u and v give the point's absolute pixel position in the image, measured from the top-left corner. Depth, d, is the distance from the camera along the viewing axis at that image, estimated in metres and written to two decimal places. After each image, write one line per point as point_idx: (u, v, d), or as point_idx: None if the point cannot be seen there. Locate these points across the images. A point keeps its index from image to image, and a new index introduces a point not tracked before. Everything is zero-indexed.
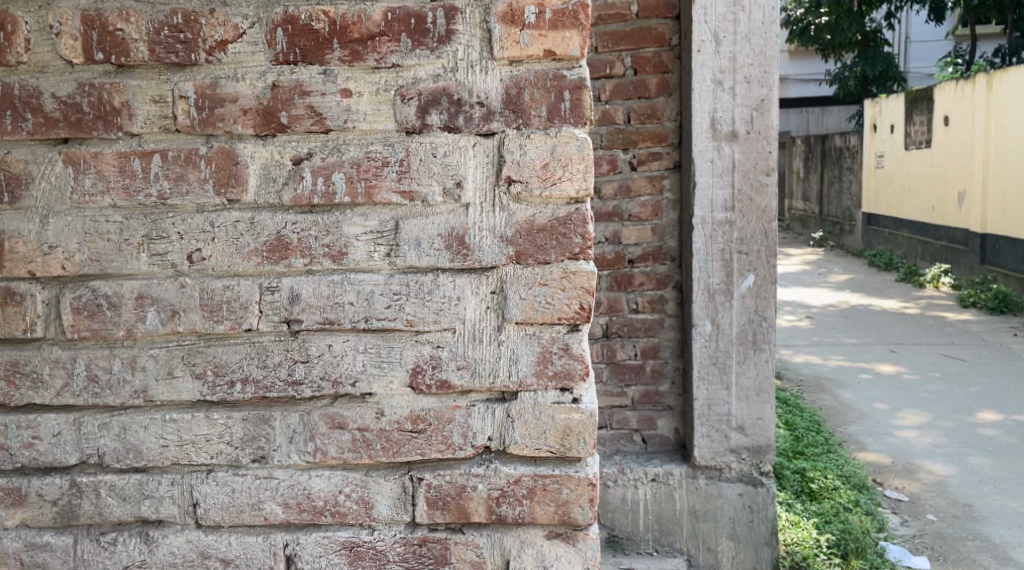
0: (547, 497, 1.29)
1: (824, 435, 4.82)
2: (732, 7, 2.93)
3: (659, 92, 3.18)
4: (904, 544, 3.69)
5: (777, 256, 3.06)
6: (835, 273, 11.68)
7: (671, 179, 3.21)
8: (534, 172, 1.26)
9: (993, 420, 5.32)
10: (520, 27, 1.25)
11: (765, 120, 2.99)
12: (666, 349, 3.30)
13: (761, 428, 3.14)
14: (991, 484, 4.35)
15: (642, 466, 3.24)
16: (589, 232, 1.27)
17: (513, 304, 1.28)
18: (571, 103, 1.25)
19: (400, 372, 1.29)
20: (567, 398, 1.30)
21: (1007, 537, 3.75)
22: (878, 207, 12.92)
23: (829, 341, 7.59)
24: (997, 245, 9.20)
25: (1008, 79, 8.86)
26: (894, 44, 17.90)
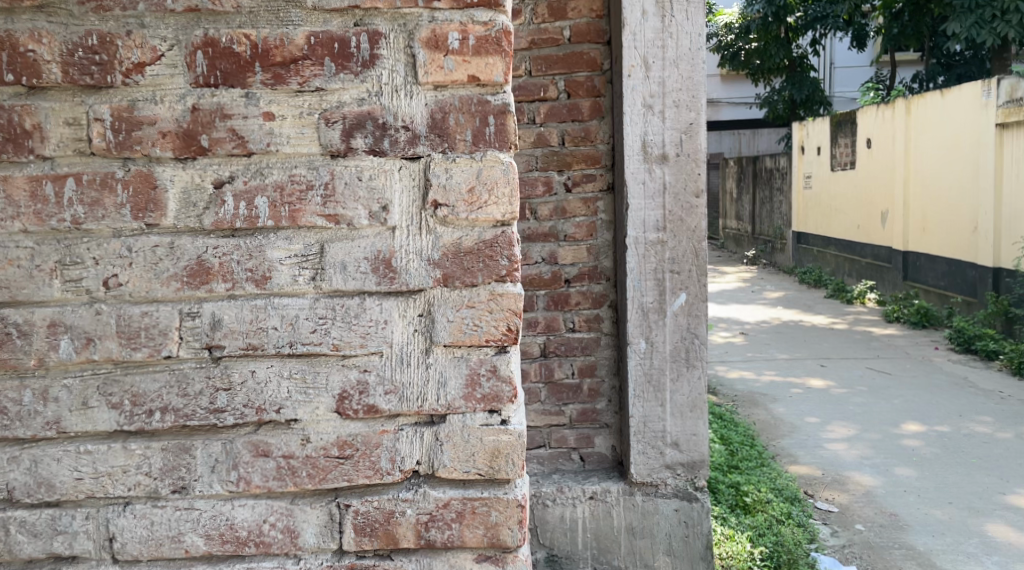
0: (477, 520, 1.29)
1: (757, 450, 4.93)
2: (661, 33, 3.01)
3: (592, 116, 3.23)
4: (834, 554, 3.79)
5: (708, 275, 3.13)
6: (767, 290, 11.99)
7: (605, 200, 3.26)
8: (460, 196, 1.27)
9: (916, 431, 5.51)
10: (444, 52, 1.26)
11: (694, 142, 3.07)
12: (603, 367, 3.33)
13: (695, 444, 3.21)
14: (916, 494, 4.50)
15: (580, 484, 3.26)
16: (515, 255, 1.28)
17: (441, 326, 1.28)
18: (496, 128, 1.27)
19: (326, 399, 1.27)
20: (495, 420, 1.30)
21: (930, 545, 3.87)
22: (807, 226, 13.34)
23: (762, 356, 7.78)
24: (918, 263, 9.60)
25: (927, 103, 9.28)
26: (819, 69, 18.64)
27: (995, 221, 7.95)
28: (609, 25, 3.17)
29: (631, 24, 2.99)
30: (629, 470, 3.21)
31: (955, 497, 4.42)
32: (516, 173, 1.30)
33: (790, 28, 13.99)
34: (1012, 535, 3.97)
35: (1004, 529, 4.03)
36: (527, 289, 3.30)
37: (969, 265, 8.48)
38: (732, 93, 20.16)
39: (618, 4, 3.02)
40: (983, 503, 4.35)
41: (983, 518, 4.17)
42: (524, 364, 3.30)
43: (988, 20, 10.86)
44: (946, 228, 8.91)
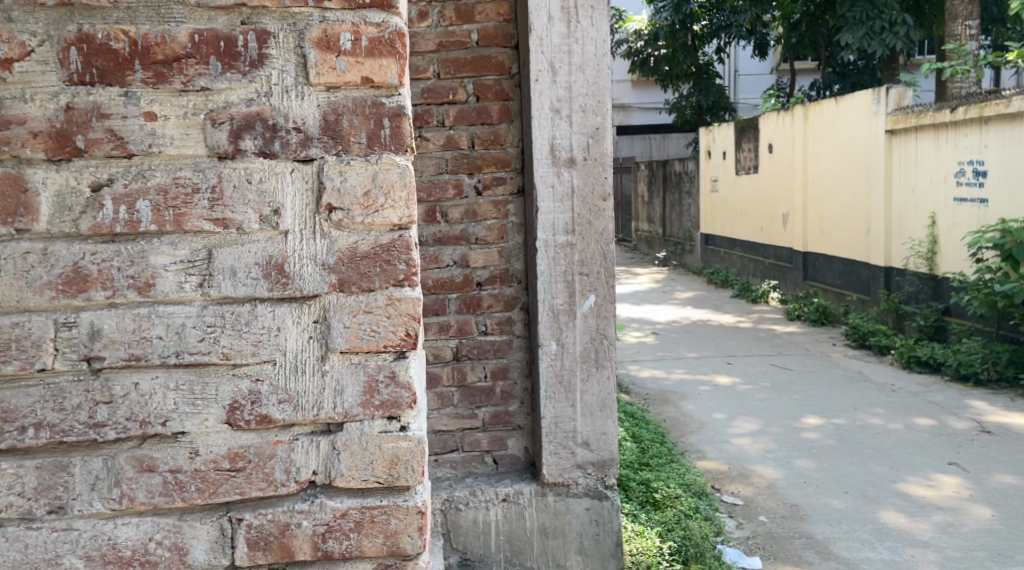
0: (375, 528, 1.27)
1: (667, 447, 5.04)
2: (567, 38, 3.04)
3: (501, 119, 3.23)
4: (739, 546, 3.91)
5: (616, 277, 3.18)
6: (677, 290, 12.28)
7: (515, 203, 3.27)
8: (355, 200, 1.25)
9: (815, 424, 5.74)
10: (336, 53, 1.23)
11: (601, 147, 3.12)
12: (515, 369, 3.33)
13: (605, 443, 3.25)
14: (815, 484, 4.68)
15: (493, 487, 3.25)
16: (413, 259, 1.27)
17: (337, 333, 1.25)
18: (392, 130, 1.25)
19: (216, 409, 1.23)
20: (394, 426, 1.28)
21: (828, 533, 4.04)
22: (713, 228, 13.73)
23: (672, 355, 7.96)
24: (817, 263, 10.01)
25: (823, 111, 9.69)
26: (724, 77, 19.25)
27: (886, 222, 8.37)
28: (516, 29, 3.18)
29: (538, 28, 3.01)
30: (540, 471, 3.23)
31: (850, 487, 4.62)
32: (413, 176, 1.29)
33: (696, 35, 14.50)
34: (902, 521, 4.17)
35: (896, 516, 4.23)
36: (439, 293, 3.27)
37: (863, 265, 8.89)
38: (643, 99, 20.66)
39: (525, 9, 3.04)
40: (876, 492, 4.55)
41: (877, 505, 4.37)
42: (435, 369, 3.27)
43: (878, 32, 11.40)
44: (842, 230, 9.33)
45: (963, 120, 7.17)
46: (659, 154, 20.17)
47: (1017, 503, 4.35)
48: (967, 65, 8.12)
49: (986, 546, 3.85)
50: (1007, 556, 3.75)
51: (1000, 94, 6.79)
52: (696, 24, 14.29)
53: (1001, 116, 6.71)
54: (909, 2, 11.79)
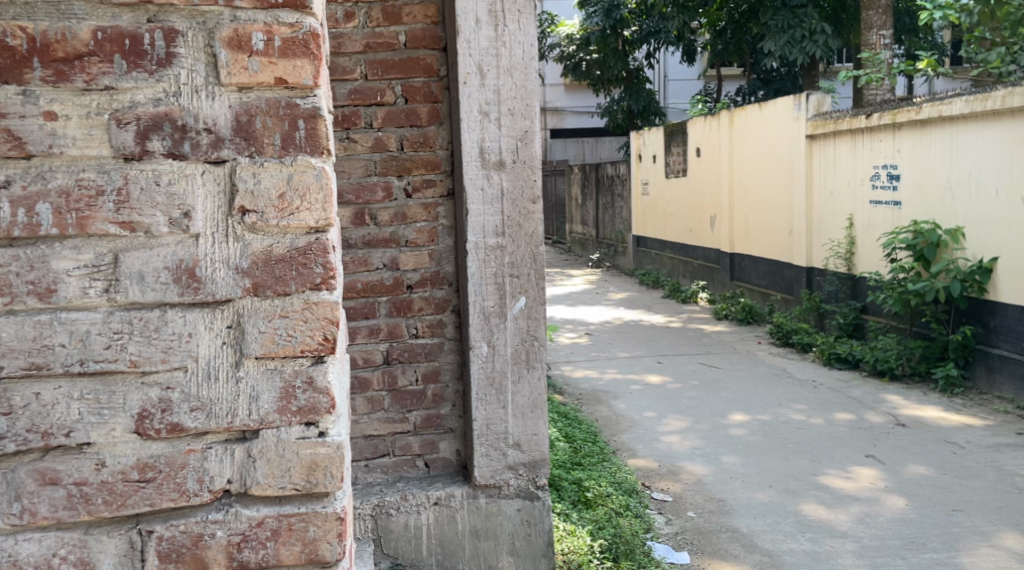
0: (293, 536, 1.25)
1: (599, 446, 5.09)
2: (494, 42, 3.05)
3: (430, 121, 3.22)
4: (668, 542, 3.98)
5: (546, 278, 3.20)
6: (610, 291, 12.43)
7: (445, 206, 3.26)
8: (269, 202, 1.22)
9: (742, 420, 5.88)
10: (248, 53, 1.21)
11: (530, 150, 3.14)
12: (447, 372, 3.31)
13: (536, 444, 3.27)
14: (741, 479, 4.79)
15: (424, 490, 3.23)
16: (331, 262, 1.25)
17: (252, 338, 1.23)
18: (307, 131, 1.23)
19: (123, 419, 1.19)
20: (313, 432, 1.26)
21: (753, 527, 4.14)
22: (644, 230, 13.94)
23: (605, 355, 8.05)
24: (743, 263, 10.26)
25: (747, 116, 9.94)
26: (654, 82, 19.60)
27: (807, 224, 8.63)
28: (444, 31, 3.17)
29: (465, 31, 3.01)
30: (472, 473, 3.23)
31: (775, 481, 4.74)
32: (331, 178, 1.27)
33: (626, 41, 14.73)
34: (822, 513, 4.30)
35: (817, 508, 4.36)
36: (369, 296, 3.23)
37: (787, 265, 9.15)
38: (576, 103, 20.89)
39: (452, 11, 3.03)
40: (799, 485, 4.69)
41: (799, 498, 4.50)
42: (365, 373, 3.24)
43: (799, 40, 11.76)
44: (766, 232, 9.58)
45: (877, 126, 7.44)
46: (591, 158, 20.48)
47: (929, 492, 4.54)
48: (881, 74, 8.43)
49: (901, 535, 4.01)
50: (920, 543, 3.90)
51: (911, 101, 7.07)
52: (627, 29, 14.54)
53: (912, 122, 6.98)
54: (828, 12, 12.21)
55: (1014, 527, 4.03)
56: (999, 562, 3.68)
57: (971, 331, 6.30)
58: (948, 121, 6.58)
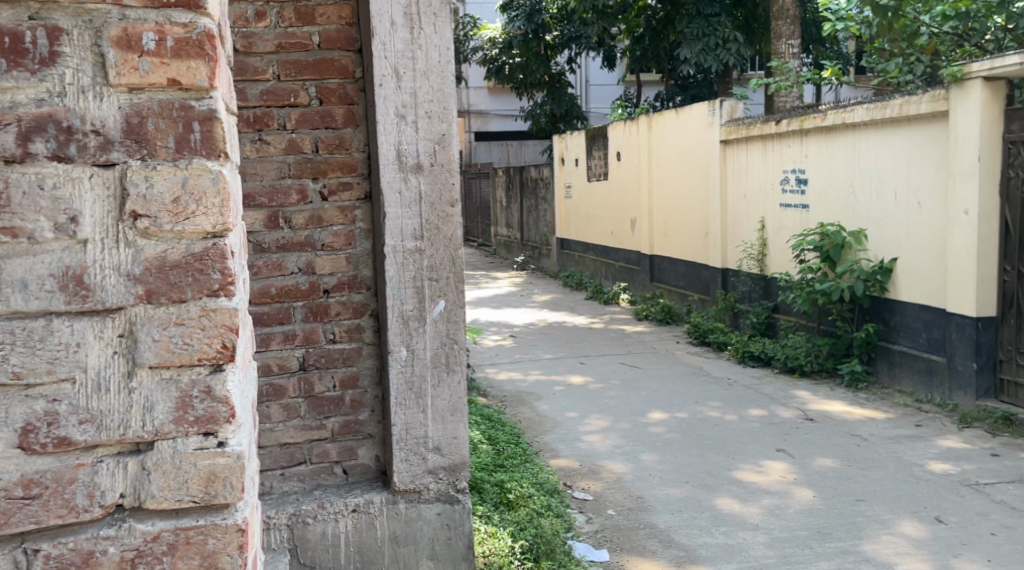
0: (191, 550, 1.23)
1: (521, 447, 5.13)
2: (410, 44, 3.03)
3: (345, 123, 3.18)
4: (588, 540, 4.03)
5: (464, 281, 3.20)
6: (534, 294, 12.50)
7: (362, 209, 3.22)
8: (163, 205, 1.23)
9: (660, 418, 6.00)
10: (139, 52, 1.21)
11: (448, 153, 3.13)
12: (366, 377, 3.27)
13: (456, 447, 3.27)
14: (659, 476, 4.89)
15: (342, 498, 3.19)
16: (229, 268, 1.26)
17: (144, 347, 1.23)
18: (203, 134, 1.25)
19: (6, 434, 1.18)
20: (212, 442, 1.26)
21: (670, 522, 4.23)
22: (567, 232, 14.09)
23: (528, 357, 8.10)
24: (662, 265, 10.47)
25: (665, 121, 10.15)
26: (576, 86, 19.83)
27: (723, 226, 8.87)
28: (359, 33, 3.14)
29: (380, 33, 2.98)
30: (392, 479, 3.20)
31: (691, 477, 4.86)
32: (230, 184, 1.28)
33: (548, 45, 14.88)
34: (735, 507, 4.42)
35: (731, 502, 4.48)
36: (283, 301, 3.16)
37: (703, 267, 9.38)
38: (499, 106, 20.97)
39: (367, 13, 3.01)
40: (713, 480, 4.81)
41: (714, 493, 4.62)
42: (281, 380, 3.18)
43: (712, 48, 12.10)
44: (684, 234, 9.80)
45: (786, 131, 7.71)
46: (516, 161, 20.68)
47: (835, 483, 4.72)
48: (790, 81, 8.73)
49: (808, 525, 4.15)
50: (826, 533, 4.05)
51: (817, 109, 7.35)
52: (548, 34, 14.70)
53: (818, 129, 7.26)
54: (740, 21, 12.60)
55: (913, 514, 4.23)
56: (899, 548, 3.86)
57: (873, 329, 6.59)
58: (852, 128, 6.86)
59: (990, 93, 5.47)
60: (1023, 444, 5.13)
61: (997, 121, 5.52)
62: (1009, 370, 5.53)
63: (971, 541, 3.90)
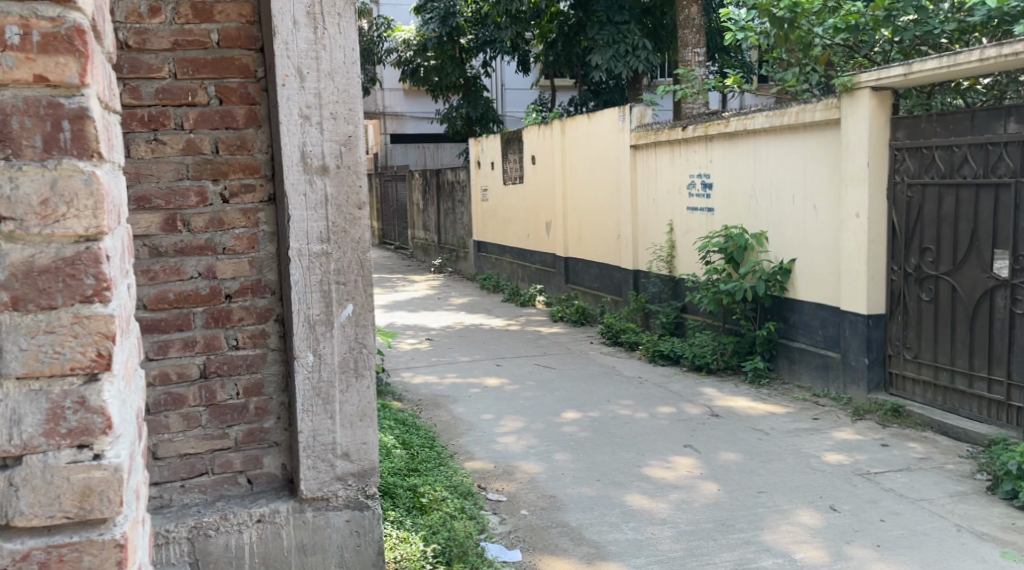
0: (65, 565, 1.43)
1: (435, 450, 5.11)
2: (313, 44, 2.99)
3: (247, 124, 3.09)
4: (501, 541, 4.03)
5: (373, 285, 3.16)
6: (452, 296, 12.45)
7: (266, 211, 3.12)
8: (31, 211, 1.41)
9: (574, 418, 6.07)
10: (6, 50, 1.38)
11: (354, 155, 3.09)
12: (271, 384, 3.18)
13: (365, 453, 3.22)
14: (572, 475, 4.94)
15: (246, 508, 3.10)
16: (100, 272, 1.44)
17: (14, 359, 1.41)
18: (73, 133, 1.42)
19: None
20: (86, 454, 1.44)
21: (582, 520, 4.28)
22: (484, 235, 14.09)
23: (445, 359, 8.07)
24: (576, 266, 10.60)
25: (577, 125, 10.29)
26: (491, 90, 19.86)
27: (634, 228, 9.04)
28: (260, 31, 3.06)
29: (282, 33, 2.93)
30: (298, 487, 3.14)
31: (602, 474, 4.93)
32: (101, 183, 1.46)
33: (463, 49, 14.85)
34: (644, 502, 4.52)
35: (641, 498, 4.57)
36: (183, 307, 3.04)
37: (615, 268, 9.54)
38: (415, 108, 20.81)
39: (268, 11, 2.96)
40: (624, 477, 4.90)
41: (624, 489, 4.70)
42: (180, 389, 3.06)
43: (622, 55, 12.34)
44: (598, 237, 9.94)
45: (692, 137, 7.92)
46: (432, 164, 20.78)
47: (739, 476, 4.87)
48: (695, 88, 8.97)
49: (712, 518, 4.28)
50: (729, 524, 4.18)
51: (721, 116, 7.57)
52: (463, 38, 14.70)
53: (722, 135, 7.49)
54: (649, 29, 12.88)
55: (809, 503, 4.40)
56: (796, 536, 4.01)
57: (775, 327, 6.85)
58: (753, 134, 7.10)
59: (878, 103, 5.74)
60: (910, 434, 5.41)
61: (885, 129, 5.79)
62: (897, 364, 5.83)
63: (862, 528, 4.09)
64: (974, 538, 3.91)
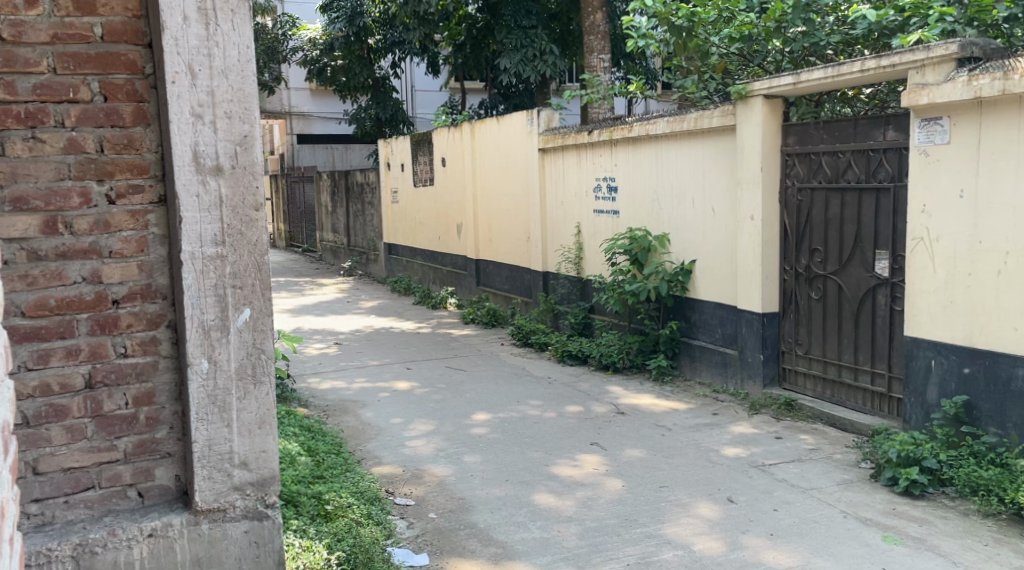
0: None
1: (342, 457, 5.02)
2: (205, 41, 2.90)
3: (134, 122, 2.94)
4: (409, 545, 4.00)
5: (272, 289, 3.08)
6: (362, 300, 12.27)
7: (157, 213, 3.00)
8: None
9: (483, 420, 6.07)
10: None
11: (250, 156, 3.00)
12: (163, 394, 3.04)
13: (265, 461, 3.13)
14: (480, 476, 4.94)
15: (136, 522, 2.97)
16: None
17: None
18: None
19: None
20: None
21: (489, 521, 4.28)
22: (395, 237, 13.95)
23: (354, 364, 7.94)
24: (488, 269, 10.63)
25: (486, 129, 10.31)
26: (401, 90, 19.67)
27: (544, 230, 9.12)
28: (148, 26, 2.94)
29: (171, 28, 2.84)
30: (193, 498, 3.03)
31: (510, 475, 4.95)
32: None
33: (371, 49, 14.71)
34: (551, 501, 4.56)
35: (549, 497, 4.60)
36: (65, 313, 2.88)
37: (526, 270, 9.62)
38: (323, 109, 20.43)
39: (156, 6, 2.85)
40: (531, 476, 4.93)
41: (531, 489, 4.73)
42: (63, 400, 2.89)
43: (530, 59, 12.40)
44: (508, 239, 9.99)
45: (597, 141, 8.05)
46: (340, 165, 20.93)
47: (643, 472, 4.98)
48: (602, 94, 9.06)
49: (617, 513, 4.35)
50: (632, 519, 4.26)
51: (625, 121, 7.72)
52: (370, 38, 14.51)
53: (626, 140, 7.63)
54: (556, 34, 12.99)
55: (709, 496, 4.54)
56: (696, 528, 4.13)
57: (677, 326, 7.03)
58: (655, 139, 7.26)
59: (769, 110, 5.96)
60: (802, 426, 5.64)
61: (776, 135, 6.03)
62: (790, 360, 6.10)
63: (757, 518, 4.24)
64: (859, 523, 4.10)
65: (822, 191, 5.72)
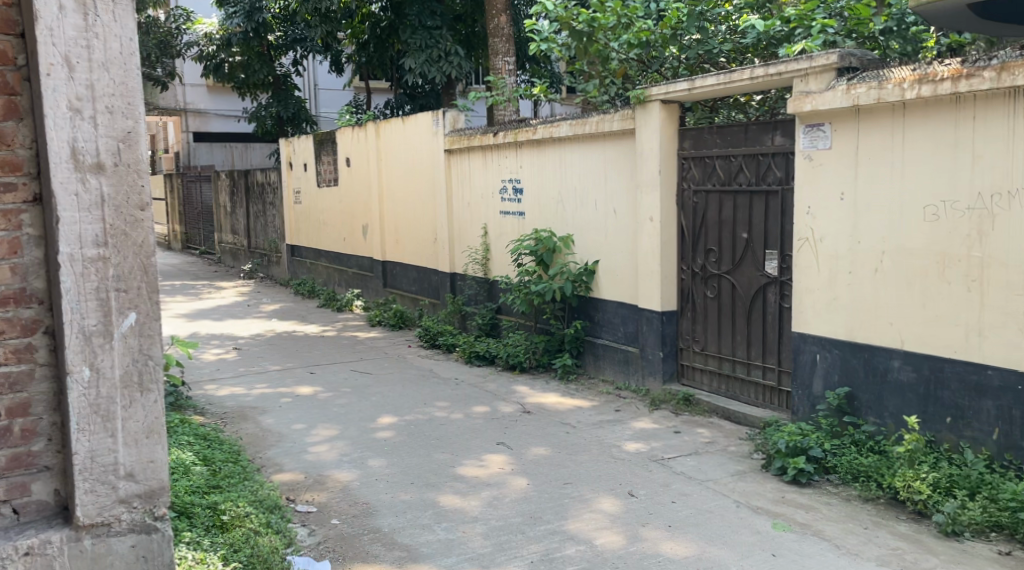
0: None
1: (240, 465, 4.85)
2: (83, 32, 2.75)
3: (5, 116, 2.76)
4: (310, 553, 3.89)
5: (160, 292, 2.94)
6: (263, 303, 11.93)
7: (31, 213, 2.82)
8: None
9: (388, 423, 5.98)
10: None
11: (134, 152, 2.85)
12: (39, 404, 2.86)
13: (153, 471, 2.98)
14: (385, 480, 4.87)
15: (10, 541, 2.78)
16: None
17: None
18: None
19: None
20: None
21: (393, 525, 4.22)
22: (298, 239, 13.63)
23: (255, 369, 7.71)
24: (394, 271, 10.51)
25: (391, 129, 10.20)
26: (303, 89, 19.24)
27: (450, 232, 9.08)
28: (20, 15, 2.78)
29: (45, 18, 2.68)
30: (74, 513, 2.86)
31: (415, 477, 4.90)
32: None
33: (271, 46, 14.33)
34: (456, 502, 4.53)
35: (454, 498, 4.57)
36: None
37: (433, 271, 9.56)
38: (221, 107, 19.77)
39: None
40: (436, 478, 4.89)
41: (436, 490, 4.69)
42: None
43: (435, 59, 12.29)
44: (415, 240, 9.90)
45: (502, 143, 8.07)
46: (241, 165, 20.29)
47: (548, 470, 5.01)
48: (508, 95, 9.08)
49: (521, 512, 4.37)
50: (536, 517, 4.28)
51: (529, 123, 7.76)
52: (270, 34, 14.13)
53: (530, 142, 7.68)
54: (461, 35, 12.93)
55: (611, 491, 4.61)
56: (598, 523, 4.18)
57: (581, 326, 7.12)
58: (558, 142, 7.33)
59: (666, 115, 6.11)
60: (699, 421, 5.80)
61: (673, 138, 6.17)
62: (688, 356, 6.26)
63: (656, 511, 4.32)
64: (751, 512, 4.25)
65: (717, 193, 5.90)
